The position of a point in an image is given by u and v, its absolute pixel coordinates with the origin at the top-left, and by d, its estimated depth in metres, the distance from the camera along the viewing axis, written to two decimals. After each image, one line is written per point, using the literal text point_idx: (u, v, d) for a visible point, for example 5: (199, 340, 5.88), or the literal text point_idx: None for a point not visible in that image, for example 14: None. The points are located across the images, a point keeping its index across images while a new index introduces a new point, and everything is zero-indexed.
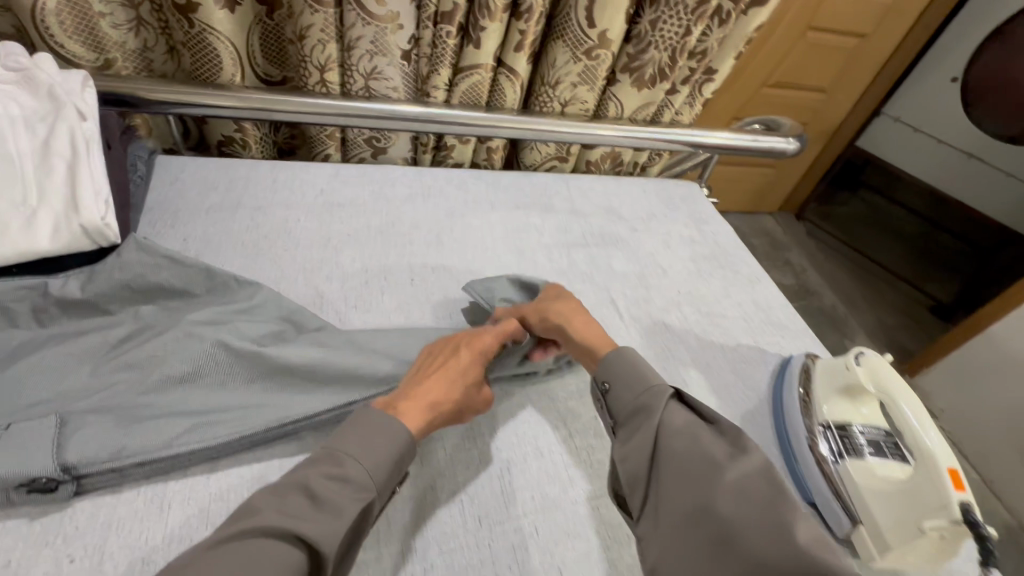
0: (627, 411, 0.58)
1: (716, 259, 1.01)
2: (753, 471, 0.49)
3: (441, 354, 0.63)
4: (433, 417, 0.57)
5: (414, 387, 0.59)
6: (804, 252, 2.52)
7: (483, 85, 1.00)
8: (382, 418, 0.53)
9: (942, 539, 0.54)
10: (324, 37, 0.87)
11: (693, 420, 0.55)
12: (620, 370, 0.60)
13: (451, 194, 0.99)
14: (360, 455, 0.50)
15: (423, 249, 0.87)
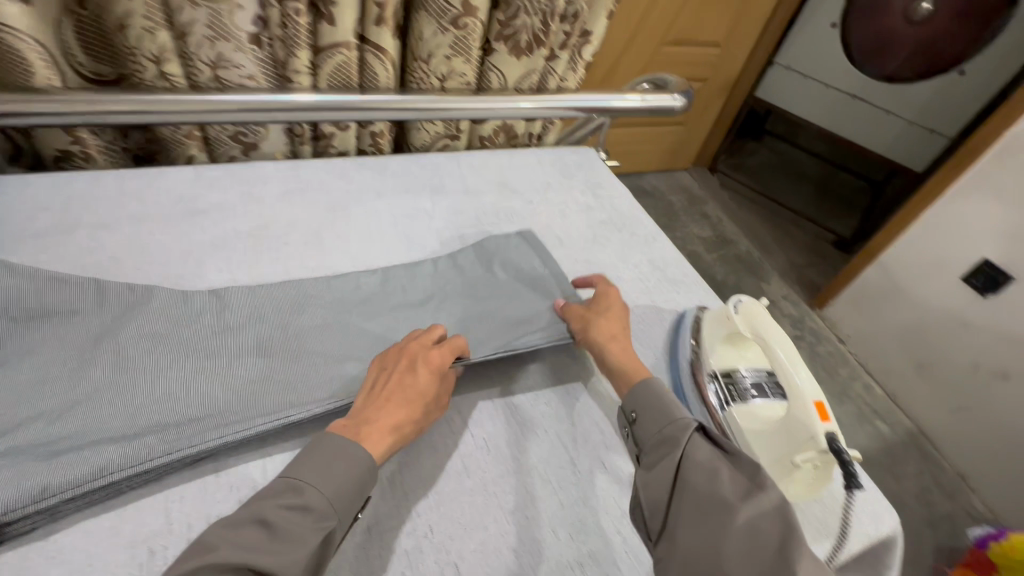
0: (653, 441, 0.57)
1: (613, 223, 1.02)
2: (769, 512, 0.48)
3: (397, 370, 0.60)
4: (394, 441, 0.56)
5: (371, 409, 0.57)
6: (719, 204, 2.62)
7: (350, 65, 0.93)
8: (341, 444, 0.52)
9: (816, 469, 0.58)
10: (152, 24, 0.77)
11: (714, 455, 0.54)
12: (652, 396, 0.60)
13: (332, 186, 0.93)
14: (322, 483, 0.49)
15: (302, 248, 0.81)
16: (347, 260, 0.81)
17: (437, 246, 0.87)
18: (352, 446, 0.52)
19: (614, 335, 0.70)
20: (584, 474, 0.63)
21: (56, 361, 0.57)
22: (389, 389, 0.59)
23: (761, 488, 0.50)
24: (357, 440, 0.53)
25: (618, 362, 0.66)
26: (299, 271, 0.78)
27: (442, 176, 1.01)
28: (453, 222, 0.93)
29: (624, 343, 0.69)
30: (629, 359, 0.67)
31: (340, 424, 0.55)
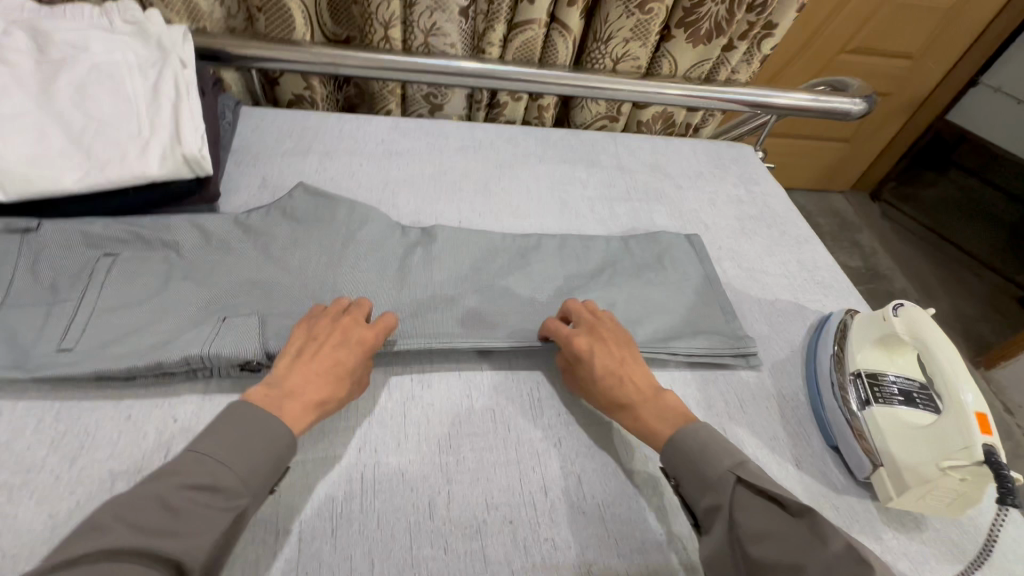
0: (703, 506, 0.54)
1: (764, 219, 1.00)
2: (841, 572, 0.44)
3: (320, 345, 0.59)
4: (319, 416, 0.56)
5: (292, 381, 0.56)
6: (876, 233, 2.37)
7: (536, 41, 1.03)
8: (245, 427, 0.51)
9: (963, 481, 0.55)
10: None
11: (765, 509, 0.50)
12: (690, 454, 0.56)
13: (501, 148, 1.03)
14: (235, 464, 0.48)
15: (472, 195, 0.93)
16: (508, 211, 0.91)
17: (587, 212, 0.94)
18: (264, 422, 0.51)
19: (620, 379, 0.62)
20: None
21: (296, 245, 0.74)
22: (602, 359, 0.63)
23: (823, 542, 0.46)
24: (272, 414, 0.53)
25: (634, 406, 0.61)
26: (469, 213, 0.90)
27: (599, 152, 1.08)
28: (604, 193, 0.99)
29: (637, 383, 0.62)
30: (647, 409, 0.61)
31: (257, 392, 0.55)
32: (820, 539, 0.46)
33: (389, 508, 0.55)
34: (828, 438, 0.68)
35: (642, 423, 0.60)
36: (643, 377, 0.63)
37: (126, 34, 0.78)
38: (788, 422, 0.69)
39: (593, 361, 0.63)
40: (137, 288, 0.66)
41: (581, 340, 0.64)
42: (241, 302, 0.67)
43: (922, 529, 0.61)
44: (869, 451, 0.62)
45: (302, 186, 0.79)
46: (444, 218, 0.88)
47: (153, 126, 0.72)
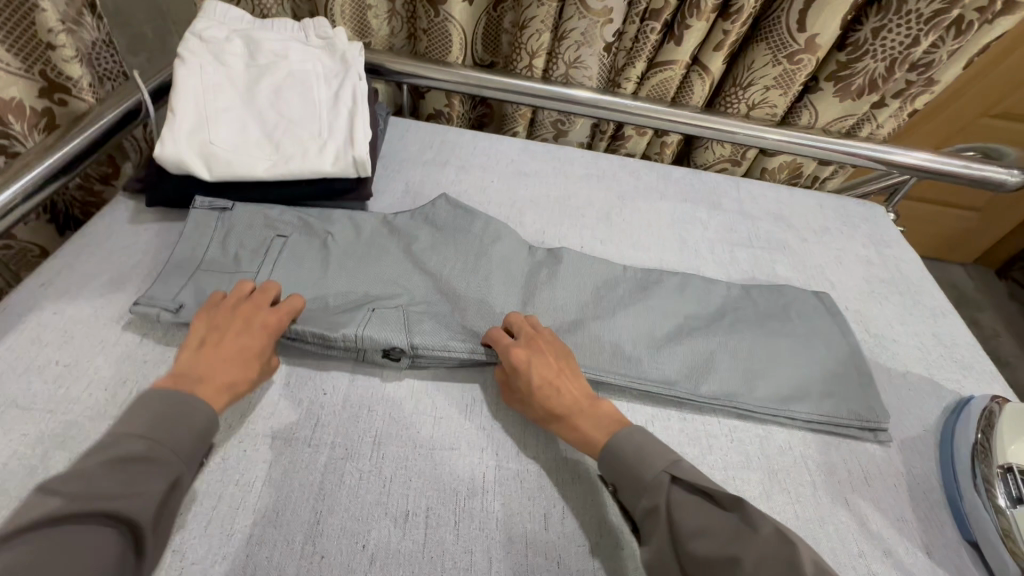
0: (641, 510, 0.55)
1: (895, 284, 0.95)
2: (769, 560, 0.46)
3: (226, 328, 0.61)
4: (230, 398, 0.57)
5: (198, 366, 0.57)
6: (1000, 314, 2.14)
7: (673, 81, 1.05)
8: (166, 403, 0.52)
9: None
10: (543, 27, 0.99)
11: (701, 506, 0.52)
12: (626, 459, 0.57)
13: (624, 180, 1.06)
14: (162, 433, 0.50)
15: (594, 222, 0.95)
16: (628, 242, 0.93)
17: (707, 252, 0.94)
18: (184, 403, 0.53)
19: (557, 389, 0.63)
20: (825, 503, 0.63)
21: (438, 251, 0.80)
22: (539, 369, 0.64)
23: (752, 527, 0.49)
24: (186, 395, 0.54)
25: (573, 416, 0.61)
26: (590, 239, 0.92)
27: (721, 194, 1.07)
28: (724, 236, 0.98)
29: (571, 397, 0.63)
30: (585, 416, 0.62)
31: (166, 381, 0.55)
32: (750, 529, 0.48)
33: (508, 510, 0.58)
34: (964, 531, 0.63)
35: (583, 432, 0.61)
36: (574, 390, 0.63)
37: (319, 48, 0.89)
38: (920, 505, 0.65)
39: (539, 369, 0.63)
40: (304, 271, 0.74)
41: (521, 351, 0.65)
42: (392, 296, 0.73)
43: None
44: (1019, 555, 0.57)
45: (446, 199, 0.85)
46: (568, 241, 0.91)
47: (333, 128, 0.81)
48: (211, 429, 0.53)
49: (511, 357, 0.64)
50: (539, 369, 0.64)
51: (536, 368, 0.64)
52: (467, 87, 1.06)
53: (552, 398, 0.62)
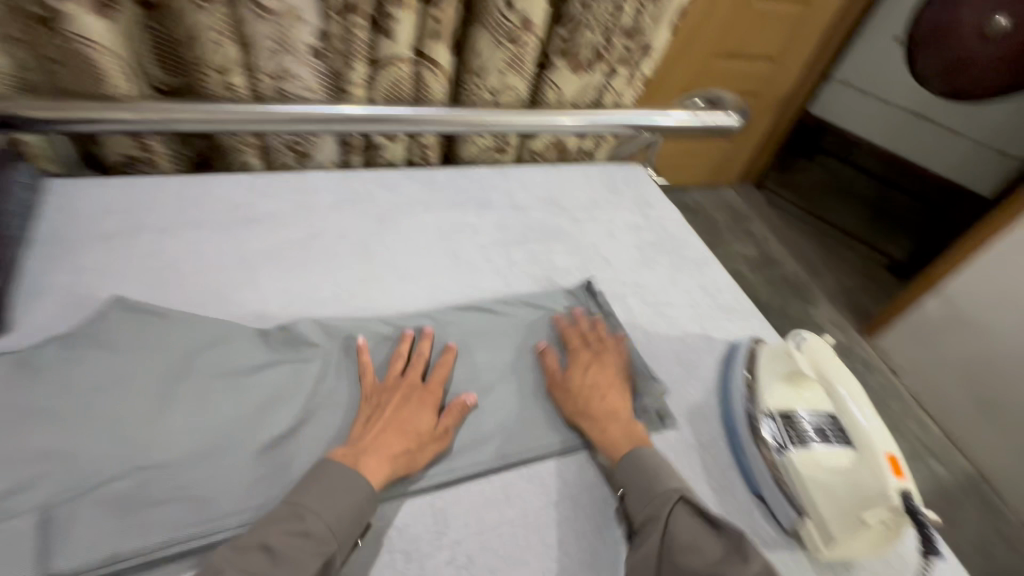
0: (640, 518, 0.57)
1: (663, 245, 0.98)
2: None
3: (394, 401, 0.62)
4: (393, 471, 0.56)
5: (370, 437, 0.58)
6: (766, 222, 2.51)
7: (405, 79, 0.94)
8: (341, 480, 0.53)
9: (886, 528, 0.54)
10: (222, 37, 0.80)
11: (698, 527, 0.55)
12: (643, 470, 0.59)
13: (382, 199, 0.93)
14: (320, 506, 0.51)
15: (350, 260, 0.82)
16: (394, 273, 0.82)
17: (482, 261, 0.87)
18: (353, 479, 0.53)
19: (600, 394, 0.66)
20: (628, 513, 0.61)
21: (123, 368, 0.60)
22: (592, 373, 0.69)
23: (744, 558, 0.52)
24: (354, 467, 0.55)
25: (420, 440, 0.59)
26: (347, 282, 0.78)
27: (490, 190, 1.01)
28: (498, 237, 0.92)
29: (616, 403, 0.66)
30: (616, 424, 0.64)
31: (344, 451, 0.56)
32: (742, 560, 0.51)
33: None
34: (752, 486, 0.65)
35: (609, 438, 0.63)
36: (451, 416, 0.63)
37: None
38: (711, 475, 0.66)
39: (587, 374, 0.68)
40: None
41: (586, 354, 0.71)
42: (45, 466, 0.53)
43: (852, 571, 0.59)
44: (793, 499, 0.60)
45: (119, 300, 0.65)
46: (319, 295, 0.76)
47: None
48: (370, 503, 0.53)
49: (439, 369, 0.67)
50: (602, 376, 0.69)
51: (586, 372, 0.69)
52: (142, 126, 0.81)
53: (415, 415, 0.61)
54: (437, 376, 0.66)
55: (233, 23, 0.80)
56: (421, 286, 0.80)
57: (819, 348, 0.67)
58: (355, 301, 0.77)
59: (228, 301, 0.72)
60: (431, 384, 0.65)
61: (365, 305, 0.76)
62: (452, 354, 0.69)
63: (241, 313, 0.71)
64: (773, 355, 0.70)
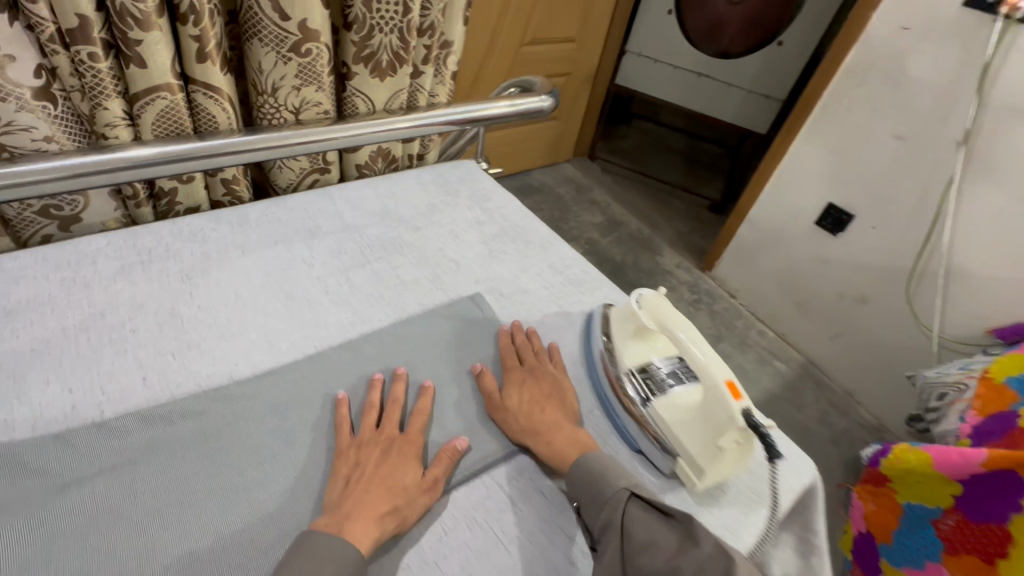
0: (598, 528, 0.57)
1: (507, 235, 0.98)
2: (705, 565, 0.51)
3: (376, 458, 0.60)
4: (379, 538, 0.54)
5: (353, 502, 0.55)
6: (605, 188, 2.56)
7: (179, 110, 0.78)
8: (325, 554, 0.50)
9: (739, 448, 0.60)
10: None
11: (645, 521, 0.56)
12: (590, 475, 0.60)
13: (182, 250, 0.79)
14: (307, 572, 0.49)
15: (156, 331, 0.69)
16: (217, 334, 0.71)
17: (322, 295, 0.79)
18: (335, 552, 0.51)
19: (540, 408, 0.68)
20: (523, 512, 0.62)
21: None
22: (531, 387, 0.70)
23: (696, 542, 0.53)
24: (337, 536, 0.52)
25: (407, 497, 0.57)
26: (157, 359, 0.67)
27: (316, 214, 0.91)
28: (335, 265, 0.84)
29: (554, 413, 0.68)
30: (561, 434, 0.66)
31: (322, 521, 0.54)
32: (694, 542, 0.53)
33: None
34: (630, 444, 0.69)
35: (554, 444, 0.64)
36: (444, 462, 0.61)
37: None
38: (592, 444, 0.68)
39: (533, 387, 0.70)
40: None
41: (519, 372, 0.72)
42: None
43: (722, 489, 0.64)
44: (665, 446, 0.65)
45: None
46: (121, 385, 0.63)
47: None
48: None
49: (416, 416, 0.65)
50: (537, 386, 0.71)
51: (528, 387, 0.70)
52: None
53: (398, 469, 0.59)
54: (417, 426, 0.64)
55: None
56: (255, 340, 0.72)
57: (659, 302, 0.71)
58: (171, 377, 0.65)
59: None
60: (411, 433, 0.63)
61: (187, 381, 0.65)
62: (428, 396, 0.68)
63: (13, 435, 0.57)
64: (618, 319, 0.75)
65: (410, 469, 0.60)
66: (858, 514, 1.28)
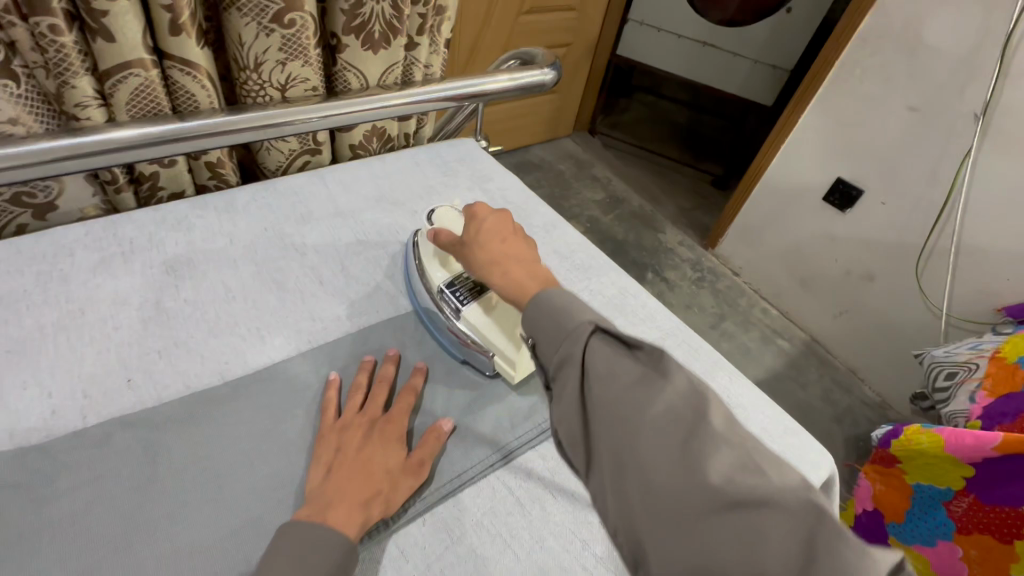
0: (553, 363, 0.35)
1: None
2: (681, 404, 0.32)
3: (351, 440, 0.44)
4: (369, 516, 0.40)
5: (328, 486, 0.41)
6: None
7: (397, 69, 0.75)
8: (311, 537, 0.37)
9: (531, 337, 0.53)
10: (287, 55, 0.63)
11: (616, 357, 0.34)
12: (550, 314, 0.36)
13: (350, 167, 0.74)
14: (298, 572, 0.36)
15: (292, 233, 0.63)
16: (359, 238, 0.64)
17: None
18: (312, 537, 0.37)
19: (501, 243, 0.45)
20: None
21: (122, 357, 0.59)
22: (493, 221, 0.46)
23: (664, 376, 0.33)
24: (319, 523, 0.38)
25: (392, 476, 0.42)
26: (280, 262, 0.59)
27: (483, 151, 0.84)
28: (498, 195, 0.76)
29: (514, 248, 0.45)
30: (517, 275, 0.42)
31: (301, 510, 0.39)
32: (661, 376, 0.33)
33: None
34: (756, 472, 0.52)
35: (515, 280, 0.41)
36: (426, 445, 0.45)
37: None
38: None
39: (484, 218, 0.47)
40: None
41: (469, 218, 0.47)
42: None
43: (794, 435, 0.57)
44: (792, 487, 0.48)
45: None
46: (218, 288, 0.55)
47: None
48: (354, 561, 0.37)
49: (402, 402, 0.48)
50: (475, 233, 0.46)
51: (489, 220, 0.47)
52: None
53: (378, 449, 0.44)
54: (406, 404, 0.48)
55: (302, 39, 0.62)
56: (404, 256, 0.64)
57: (452, 218, 0.57)
58: (292, 282, 0.58)
59: (93, 288, 0.52)
60: (395, 414, 0.47)
61: (301, 296, 0.56)
62: (420, 378, 0.51)
63: (97, 314, 0.50)
64: (441, 219, 0.57)
65: (380, 456, 0.43)
66: (864, 491, 0.99)
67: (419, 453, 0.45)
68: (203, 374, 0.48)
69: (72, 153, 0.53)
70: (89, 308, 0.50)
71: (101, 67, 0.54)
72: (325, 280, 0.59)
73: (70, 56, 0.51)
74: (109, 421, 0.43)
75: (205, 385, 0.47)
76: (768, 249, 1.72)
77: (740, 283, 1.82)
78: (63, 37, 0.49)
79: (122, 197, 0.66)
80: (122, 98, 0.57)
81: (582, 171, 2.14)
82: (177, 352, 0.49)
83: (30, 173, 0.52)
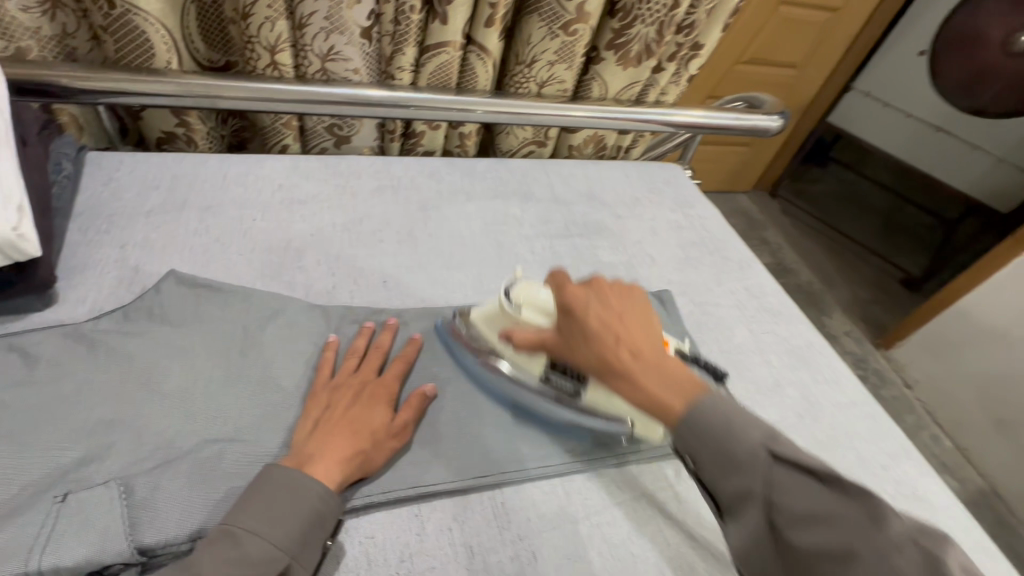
0: (727, 493, 0.34)
1: None
2: (905, 539, 0.29)
3: (332, 399, 0.44)
4: (348, 474, 0.40)
5: (303, 444, 0.40)
6: None
7: (637, 88, 0.82)
8: (279, 490, 0.37)
9: None
10: (558, 58, 0.73)
11: (804, 485, 0.32)
12: (721, 440, 0.34)
13: (568, 165, 0.81)
14: (261, 522, 0.35)
15: (516, 205, 0.72)
16: (569, 225, 0.72)
17: (675, 241, 0.74)
18: (274, 492, 0.37)
19: (616, 330, 0.38)
20: None
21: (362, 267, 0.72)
22: (595, 314, 0.39)
23: (880, 526, 0.29)
24: (285, 476, 0.38)
25: (375, 438, 0.42)
26: (500, 225, 0.68)
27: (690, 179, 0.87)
28: (699, 221, 0.78)
29: (638, 345, 0.38)
30: (656, 375, 0.36)
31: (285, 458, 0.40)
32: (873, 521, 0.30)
33: None
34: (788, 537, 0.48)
35: (647, 397, 0.36)
36: (408, 408, 0.46)
37: None
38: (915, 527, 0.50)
39: (584, 315, 0.40)
40: None
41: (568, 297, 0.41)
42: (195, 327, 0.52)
43: (988, 555, 0.50)
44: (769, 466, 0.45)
45: None
46: (454, 232, 0.66)
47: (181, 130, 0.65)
48: (325, 509, 0.37)
49: (392, 370, 0.48)
50: (568, 327, 0.41)
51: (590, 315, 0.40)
52: (314, 57, 0.66)
53: (366, 409, 0.44)
54: (397, 370, 0.48)
55: (576, 47, 0.72)
56: (605, 251, 0.70)
57: (531, 288, 0.50)
58: (508, 244, 0.66)
59: (373, 206, 0.66)
60: (383, 379, 0.47)
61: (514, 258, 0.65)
62: (415, 348, 0.50)
63: (370, 226, 0.63)
64: (517, 293, 0.50)
65: (359, 417, 0.43)
66: None
67: (401, 421, 0.45)
68: (435, 296, 0.58)
69: (388, 102, 0.67)
70: (366, 220, 0.64)
71: (426, 42, 0.69)
72: (535, 251, 0.67)
73: (412, 30, 0.66)
74: (365, 307, 0.54)
75: (435, 304, 0.57)
76: (961, 370, 1.48)
77: (912, 398, 1.57)
78: (414, 15, 0.64)
79: (393, 146, 0.81)
80: (428, 69, 0.71)
81: (752, 230, 2.04)
82: (418, 272, 0.60)
83: (355, 111, 0.67)
